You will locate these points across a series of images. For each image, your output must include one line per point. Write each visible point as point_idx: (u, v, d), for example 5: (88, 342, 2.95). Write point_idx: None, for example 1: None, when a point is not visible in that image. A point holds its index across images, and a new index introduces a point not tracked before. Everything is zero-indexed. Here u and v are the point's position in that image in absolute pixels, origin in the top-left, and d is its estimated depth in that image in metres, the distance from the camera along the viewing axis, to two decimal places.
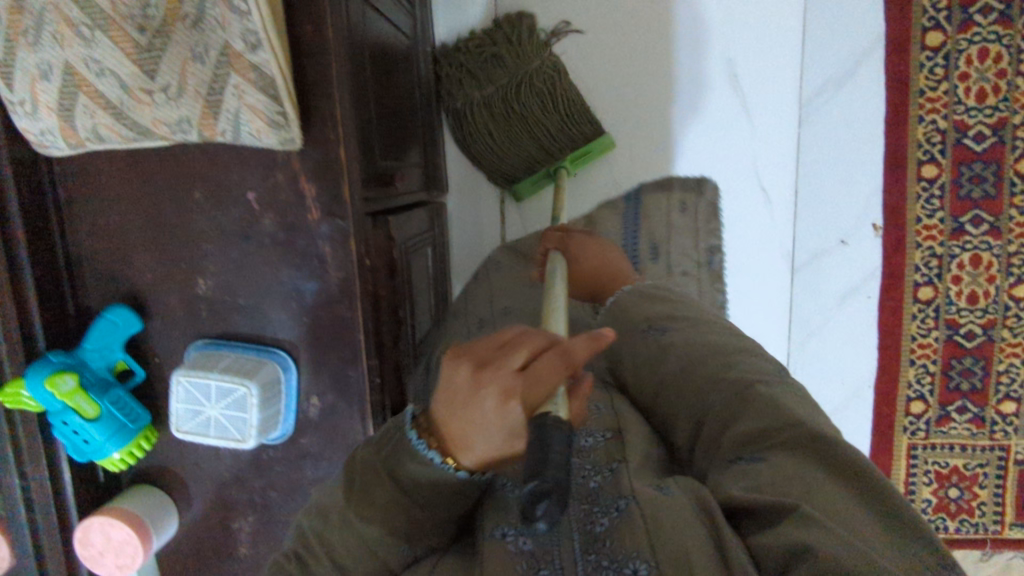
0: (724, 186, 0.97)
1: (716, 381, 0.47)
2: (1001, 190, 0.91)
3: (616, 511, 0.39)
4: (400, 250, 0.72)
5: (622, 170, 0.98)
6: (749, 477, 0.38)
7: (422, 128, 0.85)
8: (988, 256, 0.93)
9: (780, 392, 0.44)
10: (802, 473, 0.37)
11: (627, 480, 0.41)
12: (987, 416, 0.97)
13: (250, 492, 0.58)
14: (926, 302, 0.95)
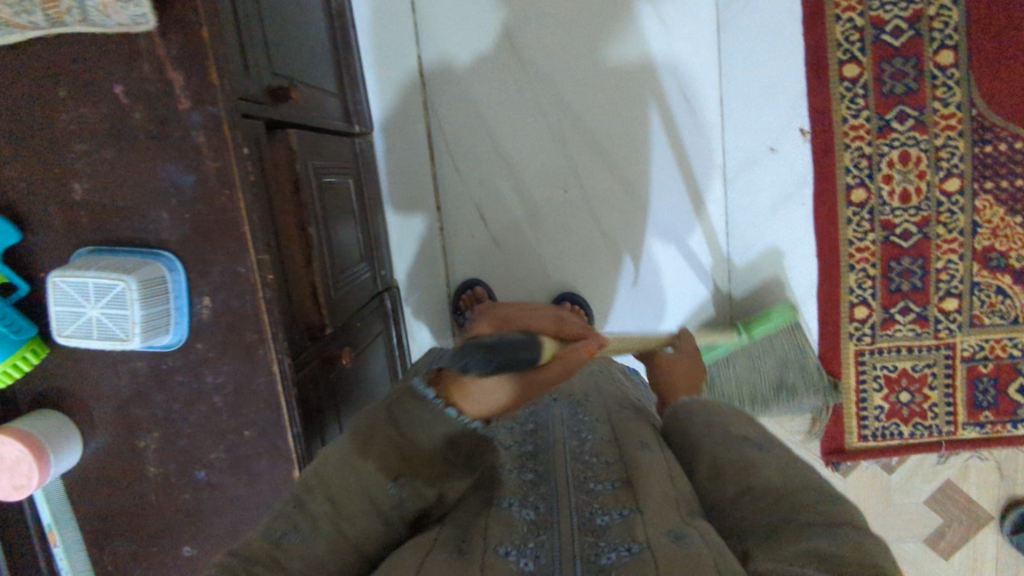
0: (653, 110, 0.96)
1: (798, 466, 0.44)
2: (922, 84, 0.91)
3: (627, 550, 0.38)
4: (309, 169, 0.71)
5: (555, 111, 0.97)
6: (803, 546, 0.37)
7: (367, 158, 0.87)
8: (916, 152, 0.93)
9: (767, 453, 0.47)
10: (857, 554, 0.36)
11: (641, 528, 0.40)
12: (930, 316, 0.97)
13: (152, 406, 0.56)
14: (859, 205, 0.95)
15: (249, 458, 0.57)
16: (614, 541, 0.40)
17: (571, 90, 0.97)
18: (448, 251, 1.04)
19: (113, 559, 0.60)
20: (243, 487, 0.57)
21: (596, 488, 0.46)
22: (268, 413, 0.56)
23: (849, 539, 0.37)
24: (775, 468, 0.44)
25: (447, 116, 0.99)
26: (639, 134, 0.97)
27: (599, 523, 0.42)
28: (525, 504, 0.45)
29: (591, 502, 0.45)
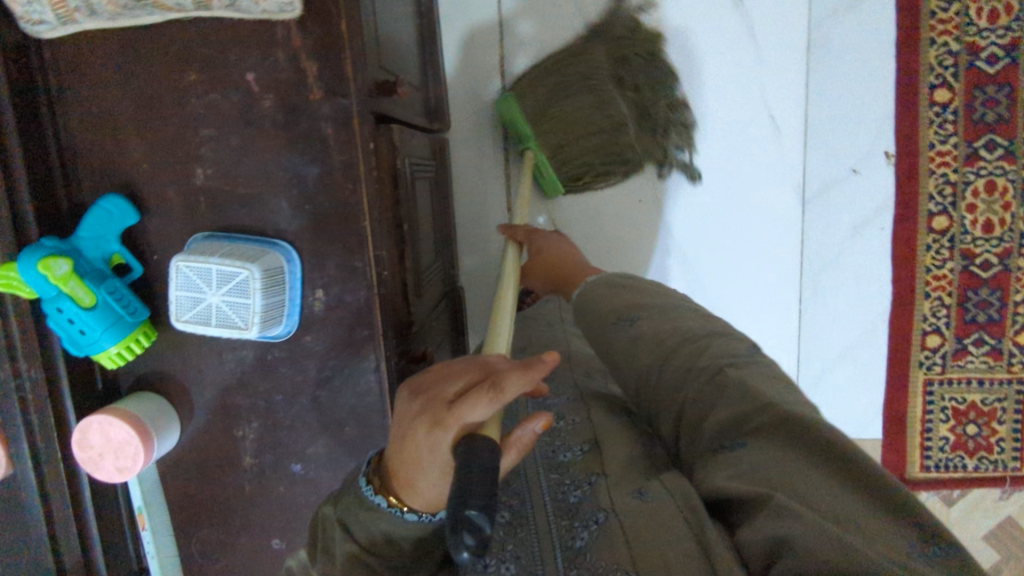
0: (735, 126, 0.95)
1: (689, 368, 0.47)
2: (1014, 113, 0.90)
3: (596, 525, 0.40)
4: (405, 164, 0.71)
5: None
6: (735, 469, 0.40)
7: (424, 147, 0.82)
8: (1003, 181, 0.91)
9: (751, 374, 0.45)
10: (787, 464, 0.38)
11: (605, 491, 0.43)
12: (1005, 349, 0.95)
13: (254, 396, 0.56)
14: (941, 232, 0.93)
15: (346, 455, 0.56)
16: (586, 514, 0.42)
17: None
18: None
19: (200, 548, 0.59)
20: (338, 484, 0.56)
21: (565, 459, 0.47)
22: (371, 411, 0.55)
23: (775, 445, 0.40)
24: (677, 380, 0.48)
25: None
26: (720, 149, 0.95)
27: (572, 501, 0.43)
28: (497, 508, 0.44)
29: (565, 479, 0.45)
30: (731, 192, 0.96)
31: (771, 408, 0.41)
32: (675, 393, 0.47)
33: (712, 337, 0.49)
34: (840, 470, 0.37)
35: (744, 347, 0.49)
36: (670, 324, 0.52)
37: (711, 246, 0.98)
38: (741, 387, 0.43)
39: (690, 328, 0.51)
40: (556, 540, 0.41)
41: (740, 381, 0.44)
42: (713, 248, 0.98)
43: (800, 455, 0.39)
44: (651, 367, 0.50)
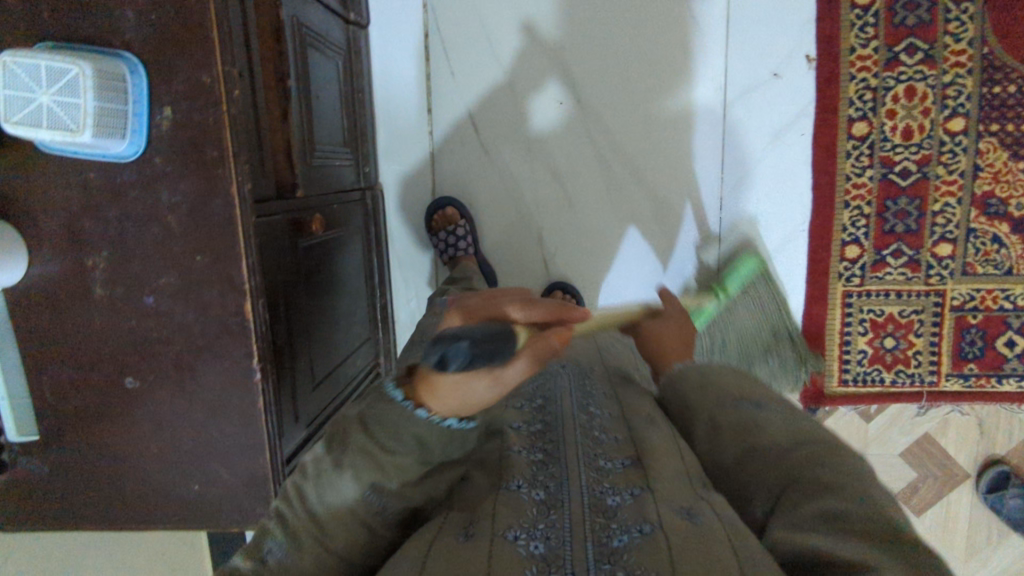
0: (667, 47, 0.95)
1: (778, 443, 0.46)
2: (935, 16, 0.89)
3: (641, 534, 0.38)
4: (297, 27, 0.69)
5: (605, 146, 0.98)
6: (811, 528, 0.38)
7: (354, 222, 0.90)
8: (923, 87, 0.90)
9: (842, 462, 0.43)
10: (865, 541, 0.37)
11: (653, 508, 0.41)
12: (922, 261, 0.95)
13: (103, 223, 0.54)
14: (860, 139, 0.93)
15: (198, 286, 0.54)
16: (620, 519, 0.40)
17: (589, 22, 0.95)
18: (435, 160, 1.02)
19: (53, 391, 0.57)
20: (192, 317, 0.55)
21: (607, 466, 0.46)
22: (225, 238, 0.53)
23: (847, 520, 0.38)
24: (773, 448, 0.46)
25: (489, 134, 1.00)
26: (674, 130, 0.97)
27: (612, 503, 0.42)
28: (534, 484, 0.44)
29: (605, 481, 0.44)
30: (660, 115, 0.97)
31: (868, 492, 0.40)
32: (775, 459, 0.45)
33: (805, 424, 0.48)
34: (907, 554, 0.36)
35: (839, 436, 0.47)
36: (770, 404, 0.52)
37: (640, 175, 0.98)
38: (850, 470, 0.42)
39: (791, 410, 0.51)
40: (587, 531, 0.39)
41: (842, 464, 0.42)
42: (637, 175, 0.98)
43: (875, 542, 0.36)
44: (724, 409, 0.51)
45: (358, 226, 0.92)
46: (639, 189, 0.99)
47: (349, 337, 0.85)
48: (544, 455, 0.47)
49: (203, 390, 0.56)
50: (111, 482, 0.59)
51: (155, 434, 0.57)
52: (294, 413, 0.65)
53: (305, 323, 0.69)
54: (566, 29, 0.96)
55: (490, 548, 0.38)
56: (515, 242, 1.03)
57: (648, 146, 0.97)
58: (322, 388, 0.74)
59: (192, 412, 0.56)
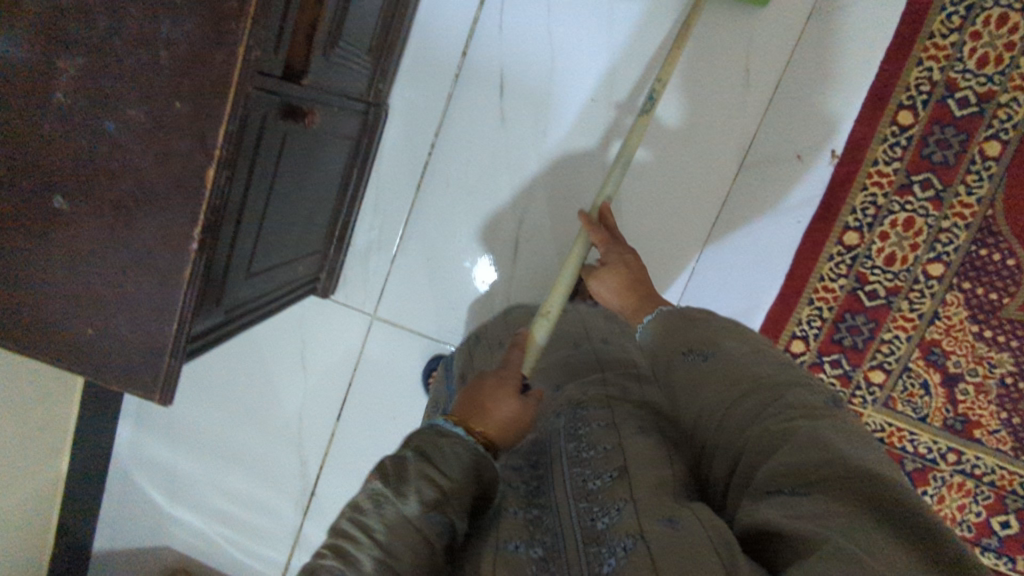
0: (709, 93, 0.93)
1: (758, 409, 0.49)
2: (959, 162, 0.91)
3: (623, 551, 0.45)
4: None
5: (622, 190, 0.98)
6: (789, 507, 0.42)
7: (324, 221, 0.88)
8: (921, 223, 0.93)
9: (823, 425, 0.46)
10: (850, 514, 0.39)
11: (639, 519, 0.47)
12: (854, 379, 0.98)
13: (90, 28, 0.49)
14: (847, 247, 0.95)
15: (170, 134, 0.51)
16: (611, 538, 0.47)
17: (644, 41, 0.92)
18: (449, 107, 0.97)
19: None
20: (150, 162, 0.51)
21: (595, 489, 0.53)
22: (219, 97, 0.50)
23: (819, 496, 0.41)
24: (752, 430, 0.48)
25: (518, 136, 0.97)
26: (687, 191, 0.96)
27: (602, 525, 0.49)
28: (531, 544, 0.50)
29: (594, 513, 0.51)
30: (680, 155, 0.95)
31: (850, 459, 0.42)
32: (745, 427, 0.49)
33: (785, 390, 0.50)
34: (897, 517, 0.39)
35: (833, 399, 0.50)
36: (740, 366, 0.54)
37: (637, 202, 0.98)
38: (822, 435, 0.44)
39: (764, 371, 0.53)
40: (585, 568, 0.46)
41: (812, 432, 0.45)
42: (633, 198, 0.98)
43: (873, 509, 0.39)
44: (715, 403, 0.53)
45: (328, 219, 0.89)
46: (638, 247, 0.98)
47: (302, 243, 0.82)
48: (537, 513, 0.54)
49: (135, 240, 0.52)
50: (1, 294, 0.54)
51: (64, 263, 0.53)
52: (217, 298, 0.62)
53: (258, 213, 0.66)
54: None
55: (497, 561, 0.47)
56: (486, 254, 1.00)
57: (661, 205, 0.97)
58: (253, 282, 0.71)
59: (115, 258, 0.53)
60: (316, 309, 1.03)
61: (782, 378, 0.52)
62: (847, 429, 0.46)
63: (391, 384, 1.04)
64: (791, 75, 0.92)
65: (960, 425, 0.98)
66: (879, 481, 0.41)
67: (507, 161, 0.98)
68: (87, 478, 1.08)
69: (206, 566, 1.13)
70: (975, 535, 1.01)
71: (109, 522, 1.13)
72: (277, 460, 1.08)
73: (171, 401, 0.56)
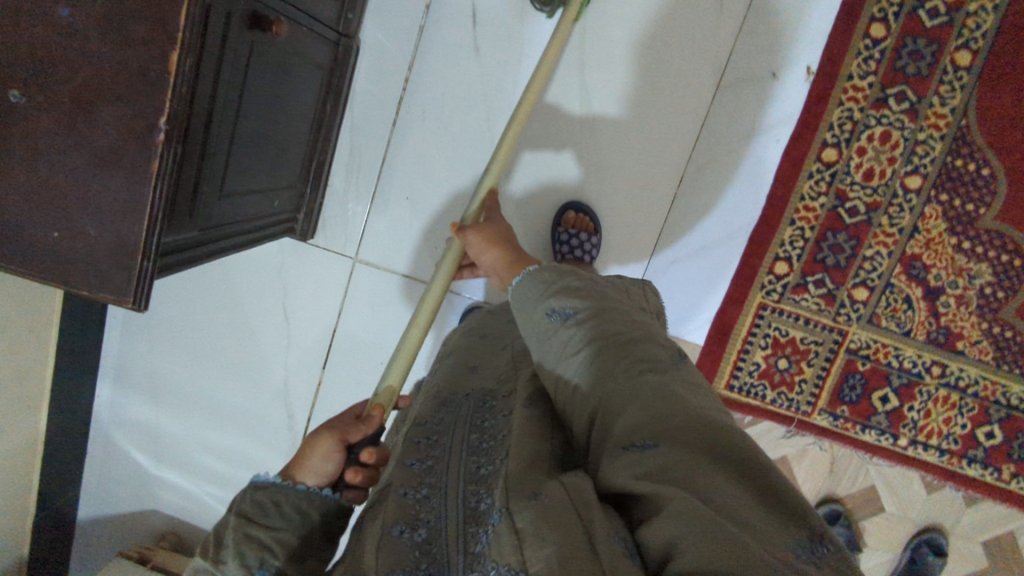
0: (685, 14, 0.93)
1: (614, 367, 0.45)
2: (932, 73, 0.92)
3: (493, 528, 0.38)
4: None
5: (601, 118, 0.97)
6: (638, 463, 0.39)
7: (298, 153, 0.86)
8: (897, 136, 0.93)
9: (669, 382, 0.44)
10: (693, 466, 0.38)
11: (505, 490, 0.39)
12: (838, 297, 0.99)
13: None
14: (826, 165, 0.95)
15: (128, 18, 0.49)
16: (490, 515, 0.39)
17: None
18: (422, 40, 0.95)
19: None
20: (109, 50, 0.49)
21: (486, 471, 0.45)
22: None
23: (664, 453, 0.39)
24: (605, 381, 0.45)
25: (493, 67, 0.95)
26: (664, 115, 0.96)
27: (483, 507, 0.42)
28: (416, 525, 0.44)
29: (481, 488, 0.44)
30: (657, 80, 0.95)
31: (691, 412, 0.41)
32: (597, 386, 0.45)
33: (636, 347, 0.47)
34: (733, 469, 0.38)
35: (670, 356, 0.48)
36: (602, 321, 0.49)
37: (617, 129, 0.97)
38: (671, 395, 0.42)
39: (618, 325, 0.49)
40: (463, 547, 0.40)
41: (660, 391, 0.43)
42: (612, 126, 0.97)
43: (713, 458, 0.38)
44: (575, 363, 0.48)
45: (303, 152, 0.88)
46: (618, 174, 0.98)
47: (275, 176, 0.80)
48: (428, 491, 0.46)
49: (98, 133, 0.50)
50: None
51: (25, 164, 0.51)
52: (189, 210, 0.61)
53: (228, 126, 0.64)
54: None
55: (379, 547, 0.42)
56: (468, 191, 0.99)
57: (640, 132, 0.97)
58: (228, 205, 0.70)
59: (76, 154, 0.51)
60: (295, 256, 1.01)
61: (638, 333, 0.49)
62: (694, 388, 0.45)
63: (375, 328, 1.03)
64: None
65: (943, 338, 0.99)
66: (726, 433, 0.40)
67: (483, 94, 0.96)
68: (69, 444, 1.05)
69: (195, 528, 1.11)
70: (961, 447, 1.02)
71: (94, 489, 1.11)
72: (264, 414, 1.06)
73: (146, 307, 0.54)
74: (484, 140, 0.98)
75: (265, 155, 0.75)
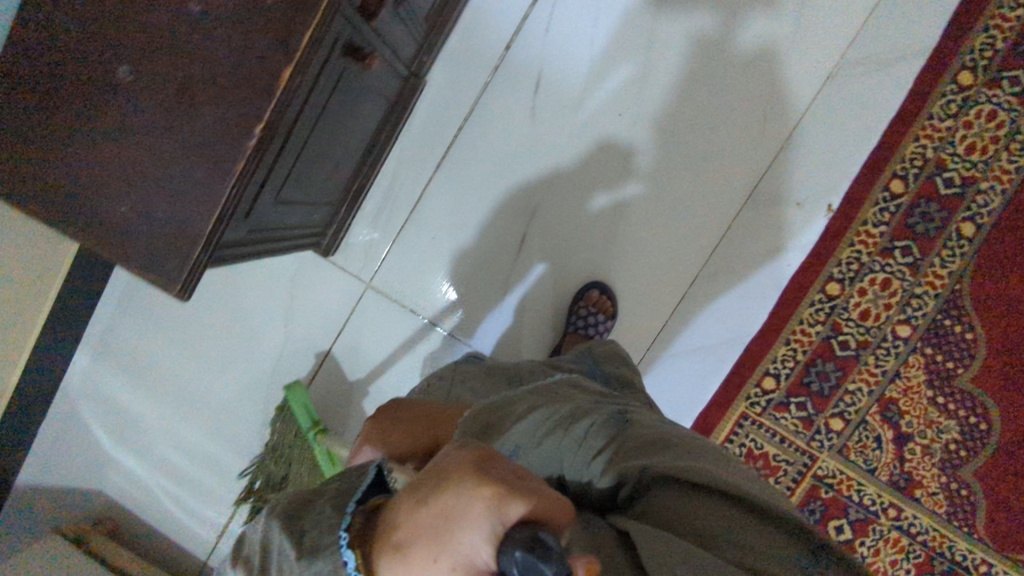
0: (729, 130, 1.00)
1: (638, 432, 0.54)
2: (938, 236, 0.99)
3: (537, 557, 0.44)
4: None
5: (632, 206, 1.02)
6: (693, 507, 0.45)
7: (348, 172, 0.89)
8: (896, 286, 1.00)
9: (691, 447, 0.53)
10: (741, 517, 0.45)
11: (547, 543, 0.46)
12: (816, 423, 1.03)
13: None
14: (828, 297, 1.01)
15: (256, 27, 0.52)
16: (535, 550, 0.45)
17: (681, 74, 1.00)
18: (483, 96, 1.01)
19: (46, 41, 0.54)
20: (227, 51, 0.52)
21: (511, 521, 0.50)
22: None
23: (703, 497, 0.46)
24: (633, 440, 0.53)
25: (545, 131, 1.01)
26: (690, 216, 1.02)
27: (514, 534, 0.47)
28: None
29: None
30: (690, 182, 1.02)
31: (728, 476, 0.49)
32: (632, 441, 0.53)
33: (650, 425, 0.57)
34: (769, 520, 0.45)
35: (677, 433, 0.57)
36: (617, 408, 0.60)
37: (646, 218, 1.02)
38: (694, 455, 0.51)
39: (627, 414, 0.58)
40: None
41: (686, 453, 0.51)
42: (640, 215, 1.02)
43: (757, 516, 0.45)
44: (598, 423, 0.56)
45: (352, 172, 0.91)
46: (636, 260, 1.03)
47: (322, 191, 0.83)
48: None
49: (195, 121, 0.53)
50: (47, 156, 0.54)
51: (115, 135, 0.53)
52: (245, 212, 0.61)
53: (303, 137, 0.65)
54: (728, 19, 0.99)
55: None
56: (494, 242, 1.02)
57: (665, 224, 1.02)
58: (278, 211, 0.72)
59: (168, 136, 0.53)
60: (311, 267, 1.02)
61: (646, 418, 0.59)
62: (710, 453, 0.54)
63: (371, 355, 1.03)
64: (804, 127, 1.00)
65: (903, 483, 1.04)
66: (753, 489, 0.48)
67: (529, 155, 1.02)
68: (31, 405, 1.02)
69: (135, 517, 1.07)
70: None
71: (42, 455, 1.07)
72: (237, 416, 1.04)
73: (189, 297, 0.55)
74: (520, 199, 1.02)
75: (321, 171, 0.78)
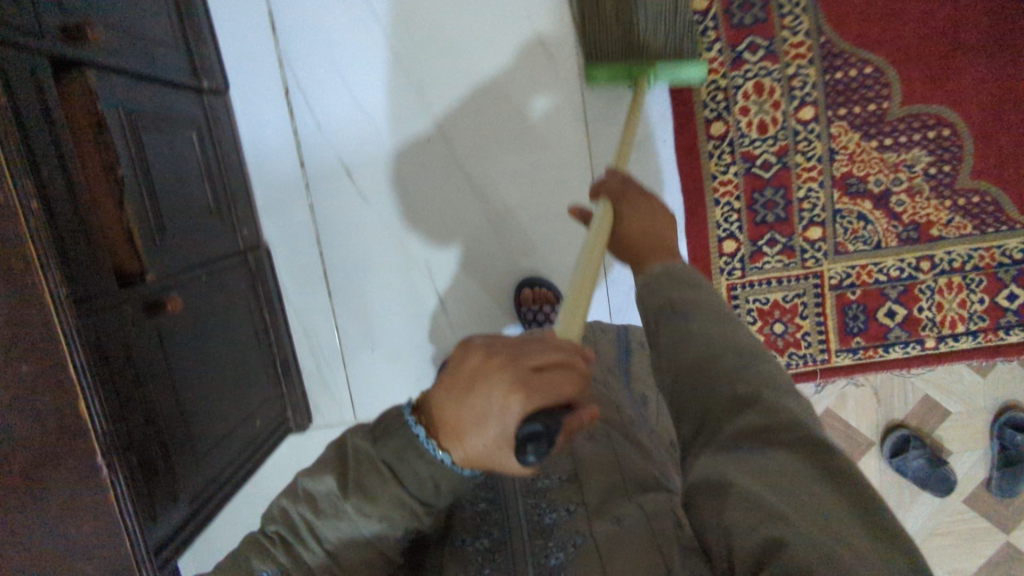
0: (523, 72, 0.93)
1: (713, 367, 0.44)
2: (769, 13, 0.92)
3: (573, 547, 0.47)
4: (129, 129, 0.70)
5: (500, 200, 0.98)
6: (743, 469, 0.38)
7: (259, 366, 0.92)
8: (769, 82, 0.94)
9: (778, 390, 0.42)
10: (795, 471, 0.38)
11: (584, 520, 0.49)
12: (796, 246, 0.98)
13: None
14: (719, 138, 0.96)
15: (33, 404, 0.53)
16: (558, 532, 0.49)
17: (451, 68, 0.94)
18: (316, 214, 1.00)
19: None
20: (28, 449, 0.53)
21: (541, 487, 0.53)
22: (37, 317, 0.53)
23: (784, 467, 0.38)
24: (717, 383, 0.43)
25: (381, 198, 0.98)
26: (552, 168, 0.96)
27: (548, 521, 0.50)
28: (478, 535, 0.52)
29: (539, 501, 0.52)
30: (527, 141, 0.96)
31: (791, 425, 0.40)
32: (704, 383, 0.44)
33: (731, 341, 0.46)
34: (820, 464, 0.38)
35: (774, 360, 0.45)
36: (711, 313, 0.48)
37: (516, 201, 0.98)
38: (773, 404, 0.41)
39: (721, 331, 0.46)
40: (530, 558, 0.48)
41: (769, 397, 0.41)
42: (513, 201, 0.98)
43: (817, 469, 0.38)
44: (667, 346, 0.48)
45: (267, 359, 0.95)
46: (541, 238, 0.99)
47: (247, 405, 0.86)
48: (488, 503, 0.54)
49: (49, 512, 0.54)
50: None
51: None
52: (153, 513, 0.65)
53: (172, 406, 0.70)
54: None
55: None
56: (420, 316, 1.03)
57: (535, 189, 0.97)
58: (211, 460, 0.76)
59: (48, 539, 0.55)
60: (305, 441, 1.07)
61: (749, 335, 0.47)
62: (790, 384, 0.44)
63: None
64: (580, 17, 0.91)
65: (915, 234, 0.97)
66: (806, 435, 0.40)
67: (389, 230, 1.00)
68: None
69: None
70: (990, 322, 0.98)
71: None
72: None
73: None
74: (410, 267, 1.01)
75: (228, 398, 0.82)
